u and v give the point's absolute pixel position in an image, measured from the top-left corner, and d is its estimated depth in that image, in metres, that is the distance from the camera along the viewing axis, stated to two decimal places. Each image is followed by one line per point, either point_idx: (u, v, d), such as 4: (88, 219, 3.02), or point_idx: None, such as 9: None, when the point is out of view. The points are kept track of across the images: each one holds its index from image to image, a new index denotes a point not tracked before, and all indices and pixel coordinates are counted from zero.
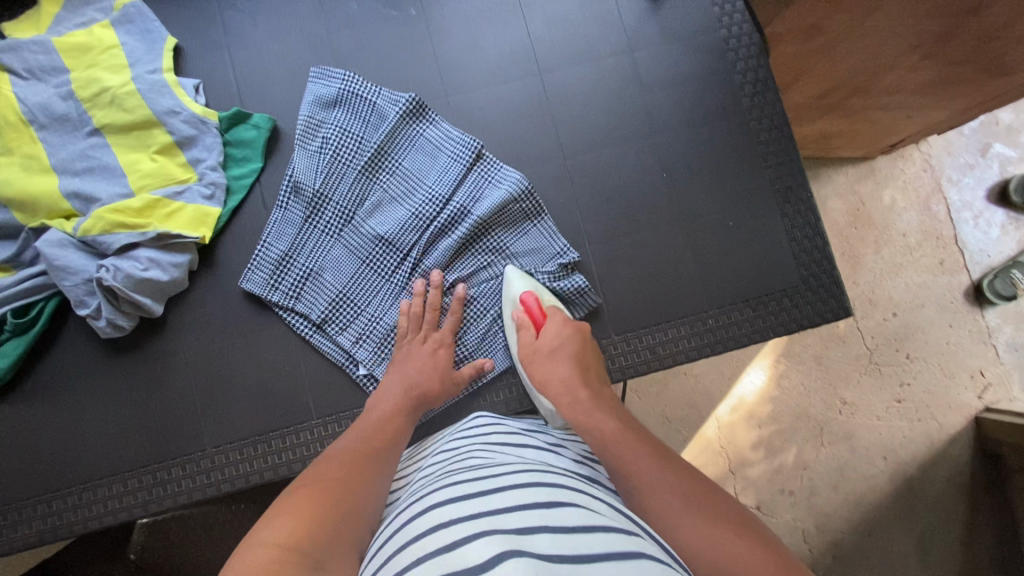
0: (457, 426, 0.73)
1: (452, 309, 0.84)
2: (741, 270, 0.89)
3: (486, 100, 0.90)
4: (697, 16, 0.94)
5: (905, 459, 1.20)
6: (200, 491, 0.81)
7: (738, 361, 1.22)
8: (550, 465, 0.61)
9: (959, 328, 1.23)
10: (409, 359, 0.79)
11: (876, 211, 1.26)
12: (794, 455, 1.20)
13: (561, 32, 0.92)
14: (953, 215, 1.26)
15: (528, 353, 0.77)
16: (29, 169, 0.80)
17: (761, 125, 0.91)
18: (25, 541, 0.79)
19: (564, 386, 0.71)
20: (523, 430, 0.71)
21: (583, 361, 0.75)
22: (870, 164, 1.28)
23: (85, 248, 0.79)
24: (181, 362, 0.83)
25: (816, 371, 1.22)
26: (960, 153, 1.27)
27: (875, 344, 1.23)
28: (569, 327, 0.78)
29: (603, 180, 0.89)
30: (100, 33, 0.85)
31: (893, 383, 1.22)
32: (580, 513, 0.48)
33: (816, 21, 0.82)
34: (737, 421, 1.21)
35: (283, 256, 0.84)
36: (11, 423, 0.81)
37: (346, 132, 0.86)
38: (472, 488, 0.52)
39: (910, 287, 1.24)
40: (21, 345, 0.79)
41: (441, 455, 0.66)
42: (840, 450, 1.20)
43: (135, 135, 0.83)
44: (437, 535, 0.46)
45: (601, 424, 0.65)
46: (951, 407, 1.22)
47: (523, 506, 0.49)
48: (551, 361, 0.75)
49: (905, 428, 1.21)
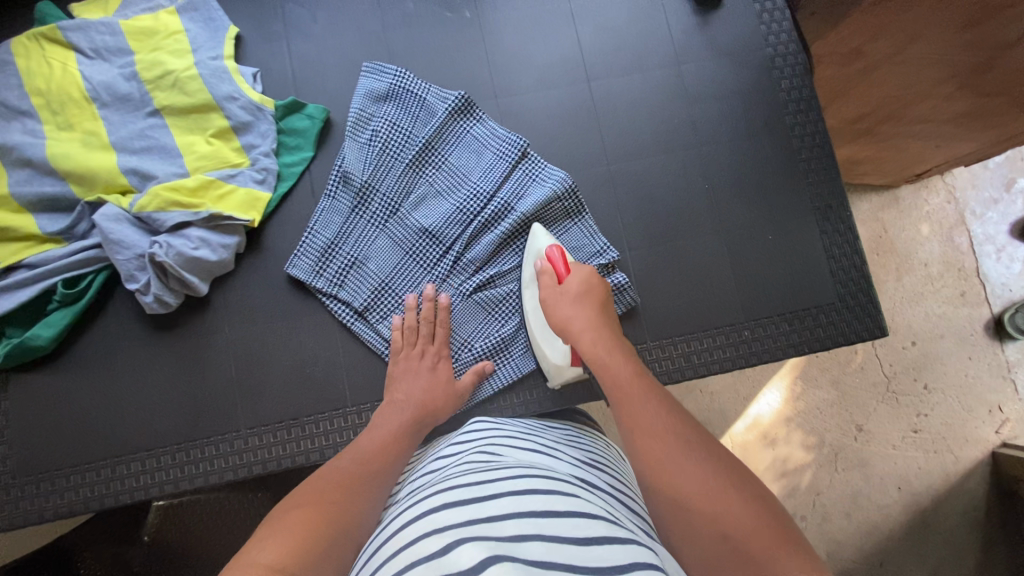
0: (460, 431, 0.72)
1: (440, 321, 0.84)
2: (779, 284, 0.89)
3: (537, 102, 0.92)
4: (744, 33, 0.95)
5: (920, 490, 1.19)
6: (231, 471, 0.81)
7: (755, 381, 1.22)
8: (554, 469, 0.59)
9: (978, 361, 1.23)
10: (409, 376, 0.79)
11: (899, 239, 1.26)
12: (808, 479, 1.19)
13: (609, 41, 0.94)
14: (975, 248, 1.26)
15: (551, 296, 0.77)
16: (89, 145, 0.82)
17: (804, 143, 0.92)
18: (57, 511, 0.80)
19: (586, 328, 0.72)
20: (529, 435, 0.70)
21: (606, 310, 0.76)
22: (894, 192, 1.28)
23: (139, 224, 0.80)
24: (219, 344, 0.84)
25: (834, 397, 1.22)
26: (984, 187, 1.28)
27: (893, 371, 1.23)
28: (595, 277, 0.78)
29: (644, 187, 0.90)
30: (165, 19, 0.87)
31: (910, 413, 1.21)
32: (578, 522, 0.47)
33: (859, 45, 0.85)
34: (752, 441, 1.20)
35: (328, 244, 0.86)
36: (49, 393, 0.82)
37: (395, 126, 0.88)
38: (470, 493, 0.51)
39: (930, 317, 1.24)
40: (68, 315, 0.81)
41: (441, 460, 0.65)
42: (854, 477, 1.19)
43: (193, 117, 0.85)
44: (426, 542, 0.45)
45: (618, 366, 0.67)
46: (968, 441, 1.21)
47: (520, 512, 0.48)
48: (575, 307, 0.75)
49: (920, 459, 1.20)
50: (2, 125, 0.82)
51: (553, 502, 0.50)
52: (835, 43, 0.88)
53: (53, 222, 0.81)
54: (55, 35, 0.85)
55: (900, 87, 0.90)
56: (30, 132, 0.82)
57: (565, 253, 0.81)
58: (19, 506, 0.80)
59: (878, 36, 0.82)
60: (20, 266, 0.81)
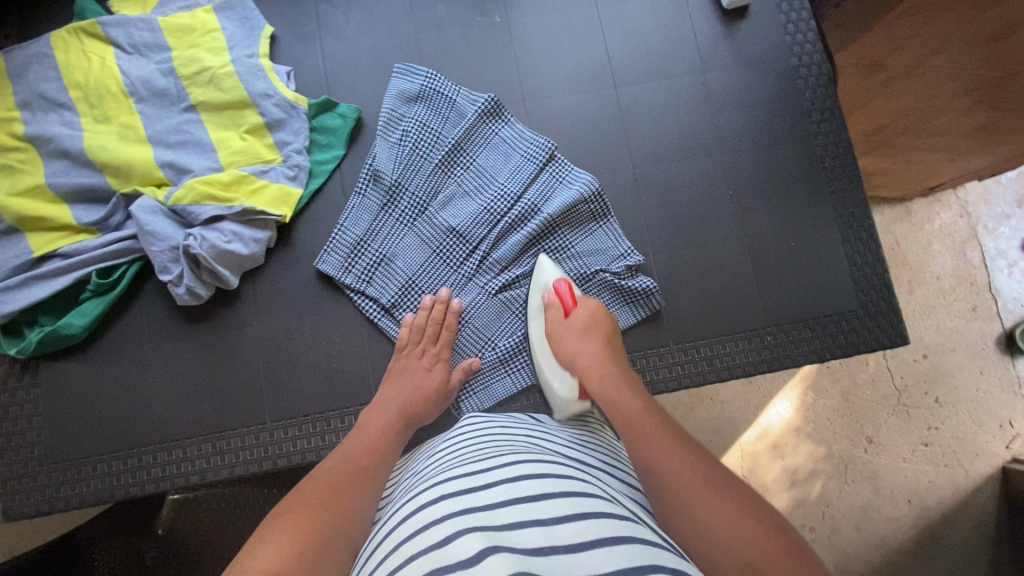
0: (456, 423, 0.74)
1: (447, 324, 0.84)
2: (801, 290, 0.90)
3: (563, 107, 0.93)
4: (769, 43, 0.97)
5: (930, 504, 1.19)
6: (256, 464, 0.82)
7: (766, 391, 1.22)
8: (546, 454, 0.61)
9: (990, 375, 1.23)
10: (408, 375, 0.80)
11: (911, 252, 1.27)
12: (818, 490, 1.19)
13: (636, 48, 0.95)
14: (987, 262, 1.27)
15: (558, 329, 0.80)
16: (125, 138, 0.84)
17: (827, 152, 0.93)
18: (81, 499, 0.80)
19: (594, 362, 0.75)
20: (521, 423, 0.72)
21: (612, 345, 0.78)
22: (907, 205, 1.29)
23: (173, 217, 0.82)
24: (246, 337, 0.85)
25: (844, 407, 1.22)
26: (996, 202, 1.29)
27: (904, 384, 1.23)
28: (601, 311, 0.81)
29: (669, 191, 0.91)
30: (203, 17, 0.89)
31: (920, 426, 1.21)
32: (572, 501, 0.50)
33: (880, 58, 0.88)
34: (762, 450, 1.20)
35: (358, 241, 0.87)
36: (77, 381, 0.83)
37: (425, 127, 0.90)
38: (464, 485, 0.52)
39: (941, 330, 1.24)
40: (100, 305, 0.82)
41: (437, 455, 0.66)
42: (863, 489, 1.19)
43: (228, 113, 0.86)
44: (428, 533, 0.47)
45: (627, 401, 0.68)
46: (978, 455, 1.21)
47: (515, 500, 0.49)
48: (582, 341, 0.77)
49: (931, 472, 1.20)
50: (40, 116, 0.84)
51: (546, 487, 0.52)
52: (859, 54, 0.91)
53: (88, 213, 0.83)
54: (94, 29, 0.86)
55: (918, 100, 0.91)
56: (68, 124, 0.83)
57: (573, 286, 0.83)
58: (43, 494, 0.80)
59: (901, 48, 0.84)
60: (54, 255, 0.82)
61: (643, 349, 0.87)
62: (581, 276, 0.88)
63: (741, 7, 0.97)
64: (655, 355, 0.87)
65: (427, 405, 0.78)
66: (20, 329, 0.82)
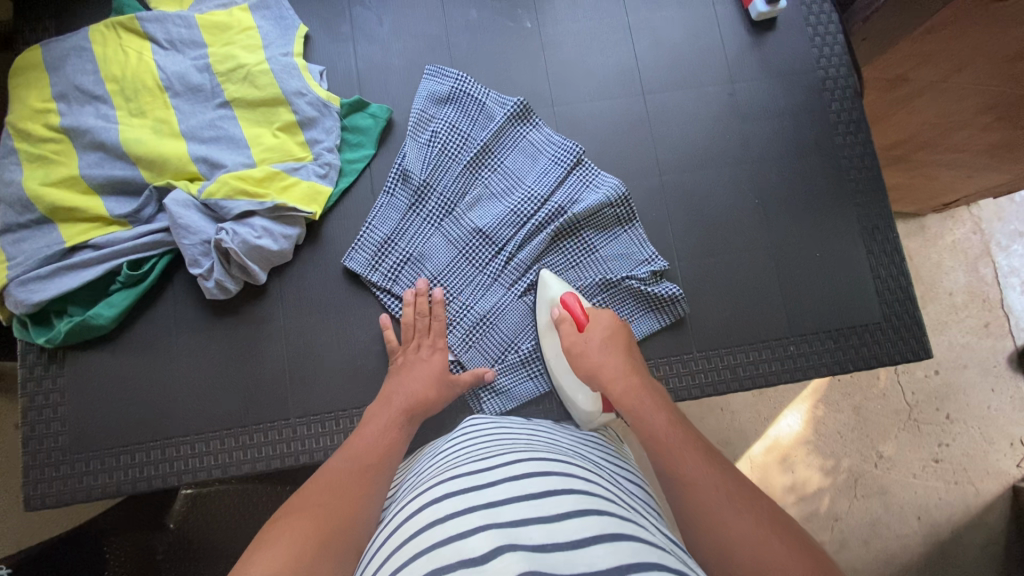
0: (458, 425, 0.73)
1: (436, 314, 0.85)
2: (825, 301, 0.90)
3: (590, 113, 0.94)
4: (795, 55, 0.98)
5: (939, 521, 1.18)
6: (279, 459, 0.82)
7: (776, 402, 1.21)
8: (550, 452, 0.61)
9: (1001, 393, 1.23)
10: (408, 368, 0.79)
11: (924, 268, 1.27)
12: (827, 504, 1.17)
13: (664, 57, 0.96)
14: (1000, 280, 1.27)
15: (576, 345, 0.77)
16: (159, 132, 0.85)
17: (852, 164, 0.94)
18: (104, 490, 0.80)
19: (618, 374, 0.73)
20: (523, 426, 0.71)
21: (632, 357, 0.76)
22: (920, 221, 1.29)
23: (204, 211, 0.82)
24: (269, 333, 0.85)
25: (854, 422, 1.21)
26: (1010, 220, 1.29)
27: (915, 400, 1.22)
28: (616, 323, 0.79)
29: (694, 199, 0.92)
30: (239, 15, 0.90)
31: (931, 442, 1.21)
32: (576, 500, 0.49)
33: (904, 72, 0.91)
34: (771, 462, 1.19)
35: (385, 239, 0.88)
36: (101, 371, 0.83)
37: (455, 128, 0.90)
38: (468, 481, 0.52)
39: (953, 346, 1.24)
40: (129, 297, 0.82)
41: (440, 455, 0.65)
42: (873, 504, 1.18)
43: (261, 111, 0.87)
44: (430, 533, 0.46)
45: (651, 418, 0.67)
46: (989, 473, 1.20)
47: (518, 497, 0.48)
48: (601, 355, 0.75)
49: (941, 489, 1.19)
50: (76, 108, 0.84)
51: (549, 484, 0.51)
52: (881, 69, 0.95)
53: (120, 204, 0.83)
54: (132, 24, 0.87)
55: (938, 116, 0.94)
56: (103, 117, 0.84)
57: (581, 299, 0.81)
58: (66, 484, 0.80)
59: (923, 64, 0.87)
60: (85, 246, 0.82)
61: (666, 355, 0.87)
62: (607, 282, 0.88)
63: (770, 18, 0.98)
64: (679, 362, 0.87)
65: (431, 394, 0.77)
66: (49, 318, 0.82)
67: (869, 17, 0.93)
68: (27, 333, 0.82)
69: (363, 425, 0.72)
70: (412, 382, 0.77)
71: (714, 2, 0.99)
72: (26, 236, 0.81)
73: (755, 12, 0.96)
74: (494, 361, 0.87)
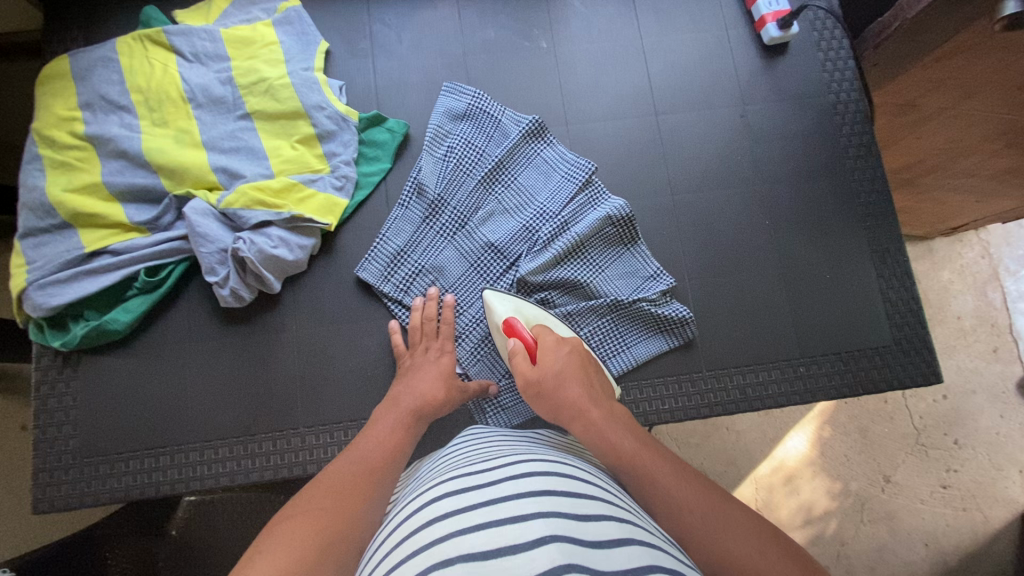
0: (459, 434, 0.72)
1: (444, 318, 0.84)
2: (835, 323, 0.90)
3: (603, 132, 0.95)
4: (807, 80, 0.99)
5: (947, 549, 1.16)
6: (286, 469, 0.82)
7: (783, 423, 1.20)
8: (547, 454, 0.61)
9: (1010, 420, 1.22)
10: (417, 370, 0.79)
11: (933, 291, 1.27)
12: (834, 528, 1.16)
13: (677, 79, 0.97)
14: (1009, 305, 1.27)
15: (533, 380, 0.68)
16: (181, 142, 0.86)
17: (863, 187, 0.95)
18: (112, 495, 0.80)
19: (577, 408, 0.64)
20: (521, 434, 0.71)
21: (589, 373, 0.70)
22: (928, 244, 1.30)
23: (222, 220, 0.84)
24: (280, 341, 0.86)
25: (861, 445, 1.20)
26: (1019, 245, 1.29)
27: (923, 424, 1.22)
28: (565, 344, 0.72)
29: (705, 219, 0.92)
30: (263, 30, 0.92)
31: (939, 467, 1.20)
32: (577, 501, 0.49)
33: (914, 98, 0.93)
34: (777, 483, 1.18)
35: (398, 251, 0.89)
36: (114, 376, 0.84)
37: (470, 144, 0.92)
38: (469, 481, 0.52)
39: (961, 371, 1.24)
40: (144, 303, 0.83)
41: (441, 459, 0.66)
42: (881, 529, 1.16)
43: (281, 123, 0.89)
44: (430, 529, 0.47)
45: (617, 442, 0.61)
46: (998, 501, 1.18)
47: (519, 494, 0.48)
48: (557, 392, 0.67)
49: (949, 516, 1.18)
50: (101, 117, 0.86)
51: (549, 483, 0.51)
52: (892, 94, 0.97)
53: (139, 212, 0.85)
54: (159, 37, 0.90)
55: (947, 141, 0.95)
56: (126, 126, 0.86)
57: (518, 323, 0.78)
58: (75, 488, 0.81)
59: (935, 90, 0.88)
60: (104, 252, 0.83)
61: (676, 375, 0.87)
62: (617, 304, 0.88)
63: (782, 43, 1.00)
64: (688, 381, 0.87)
65: (439, 396, 0.76)
66: (65, 322, 0.83)
67: (879, 45, 0.94)
68: (43, 337, 0.83)
69: (371, 425, 0.70)
70: (423, 383, 0.77)
71: (726, 26, 1.00)
72: (46, 241, 0.83)
73: (768, 37, 0.98)
74: (501, 377, 0.88)
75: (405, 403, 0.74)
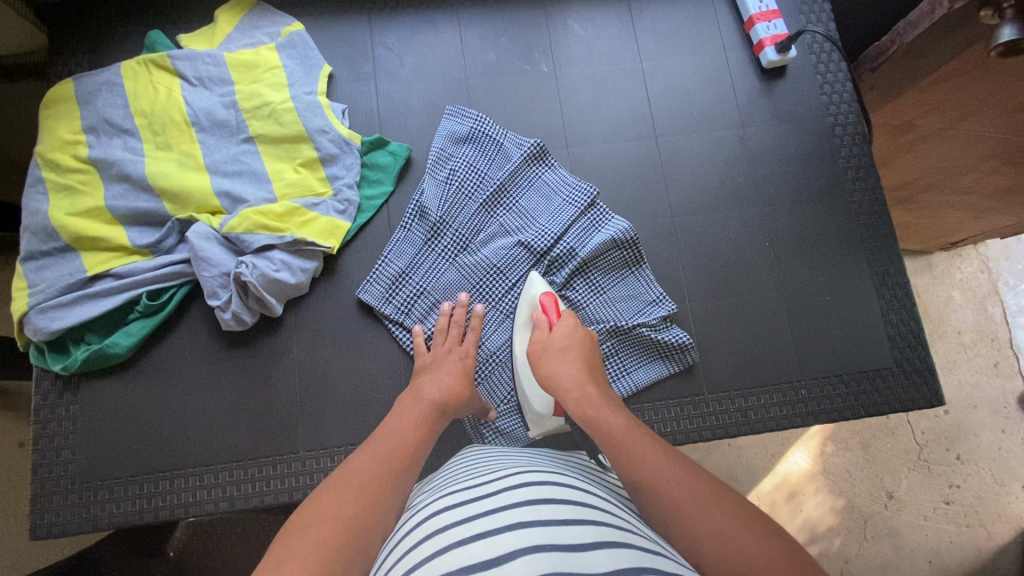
0: (460, 454, 0.72)
1: (472, 326, 0.85)
2: (836, 345, 0.90)
3: (603, 154, 0.96)
4: (806, 101, 1.00)
5: (952, 566, 1.15)
6: (286, 494, 0.81)
7: (785, 439, 1.20)
8: (545, 466, 0.61)
9: (1012, 435, 1.21)
10: (438, 365, 0.79)
11: (933, 306, 1.27)
12: (837, 546, 1.15)
13: (676, 101, 0.98)
14: (1009, 319, 1.27)
15: (538, 347, 0.78)
16: (184, 166, 0.87)
17: (861, 209, 0.95)
18: (111, 521, 0.80)
19: (568, 379, 0.72)
20: (519, 450, 0.71)
21: (591, 361, 0.76)
22: (928, 259, 1.30)
23: (225, 244, 0.84)
24: (282, 363, 0.86)
25: (863, 460, 1.20)
26: (1017, 259, 1.30)
27: (925, 439, 1.21)
28: (581, 330, 0.79)
29: (705, 239, 0.93)
30: (266, 54, 0.93)
31: (942, 483, 1.19)
32: (574, 509, 0.49)
33: (911, 118, 0.93)
34: (780, 500, 1.17)
35: (399, 274, 0.89)
36: (113, 399, 0.84)
37: (472, 167, 0.93)
38: (467, 495, 0.53)
39: (963, 386, 1.23)
40: (146, 326, 0.83)
41: (441, 476, 0.66)
42: (884, 546, 1.16)
43: (284, 147, 0.90)
44: (430, 541, 0.47)
45: (608, 419, 0.66)
46: (1001, 517, 1.18)
47: (517, 503, 0.49)
48: (542, 361, 0.76)
49: (952, 533, 1.17)
50: (104, 140, 0.87)
51: (547, 493, 0.51)
52: (890, 115, 0.97)
53: (142, 235, 0.85)
54: (164, 61, 0.90)
55: (946, 161, 0.95)
56: (130, 150, 0.87)
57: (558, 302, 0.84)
58: (73, 513, 0.80)
59: (931, 111, 0.89)
60: (106, 275, 0.83)
61: (677, 398, 0.87)
62: (618, 329, 0.88)
63: (780, 66, 1.01)
64: (689, 404, 0.87)
65: (462, 392, 0.75)
66: (66, 345, 0.83)
67: (876, 68, 0.95)
68: (44, 360, 0.83)
69: (392, 419, 0.69)
70: (447, 376, 0.77)
71: (726, 49, 1.01)
72: (48, 264, 0.83)
73: (766, 61, 0.99)
74: (500, 401, 0.88)
75: (429, 394, 0.73)
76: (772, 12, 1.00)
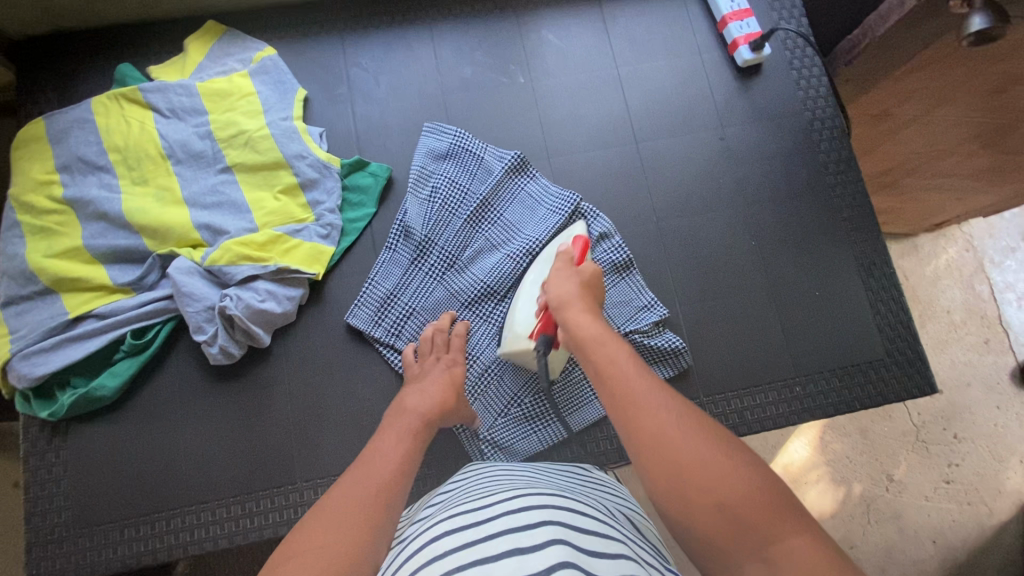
0: (458, 471, 0.71)
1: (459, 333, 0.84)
2: (828, 338, 0.90)
3: (586, 162, 0.96)
4: (782, 98, 1.00)
5: (955, 544, 1.16)
6: (285, 526, 0.81)
7: (785, 429, 1.20)
8: (548, 487, 0.60)
9: (1007, 410, 1.22)
10: (427, 375, 0.78)
11: (921, 288, 1.28)
12: (842, 532, 1.16)
13: (655, 104, 0.99)
14: (996, 296, 1.28)
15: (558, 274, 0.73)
16: (162, 200, 0.86)
17: (843, 202, 0.96)
18: (108, 566, 0.78)
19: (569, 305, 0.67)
20: (522, 468, 0.70)
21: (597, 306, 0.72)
22: (913, 241, 1.31)
23: (209, 277, 0.83)
24: (274, 394, 0.85)
25: (862, 445, 1.21)
26: (1001, 236, 1.31)
27: (922, 421, 1.22)
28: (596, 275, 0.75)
29: (691, 239, 0.93)
30: (239, 81, 0.92)
31: (941, 463, 1.20)
32: (576, 536, 0.47)
33: (888, 107, 0.93)
34: None
35: (387, 296, 0.88)
36: (104, 440, 0.82)
37: (454, 183, 0.92)
38: (467, 517, 0.52)
39: (955, 365, 1.24)
40: (134, 365, 0.82)
41: (442, 495, 0.65)
42: (888, 530, 1.16)
43: (263, 175, 0.89)
44: (433, 566, 0.46)
45: (607, 347, 0.59)
46: (1000, 492, 1.19)
47: (518, 527, 0.48)
48: (558, 281, 0.72)
49: (954, 511, 1.18)
50: (79, 178, 0.86)
51: (548, 515, 0.50)
52: (866, 106, 0.97)
53: (124, 272, 0.84)
54: (135, 95, 0.89)
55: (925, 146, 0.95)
56: (106, 187, 0.85)
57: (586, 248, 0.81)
58: (70, 561, 0.79)
59: (907, 100, 0.89)
60: (88, 315, 0.82)
61: None
62: None
63: (755, 65, 1.01)
64: None
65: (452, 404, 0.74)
66: (52, 391, 0.82)
67: (850, 62, 0.95)
68: (30, 407, 0.81)
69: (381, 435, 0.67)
70: (433, 387, 0.75)
71: (700, 51, 1.02)
72: (28, 308, 0.82)
73: (741, 60, 0.99)
74: (496, 415, 0.87)
75: (413, 406, 0.71)
76: (744, 11, 1.01)
